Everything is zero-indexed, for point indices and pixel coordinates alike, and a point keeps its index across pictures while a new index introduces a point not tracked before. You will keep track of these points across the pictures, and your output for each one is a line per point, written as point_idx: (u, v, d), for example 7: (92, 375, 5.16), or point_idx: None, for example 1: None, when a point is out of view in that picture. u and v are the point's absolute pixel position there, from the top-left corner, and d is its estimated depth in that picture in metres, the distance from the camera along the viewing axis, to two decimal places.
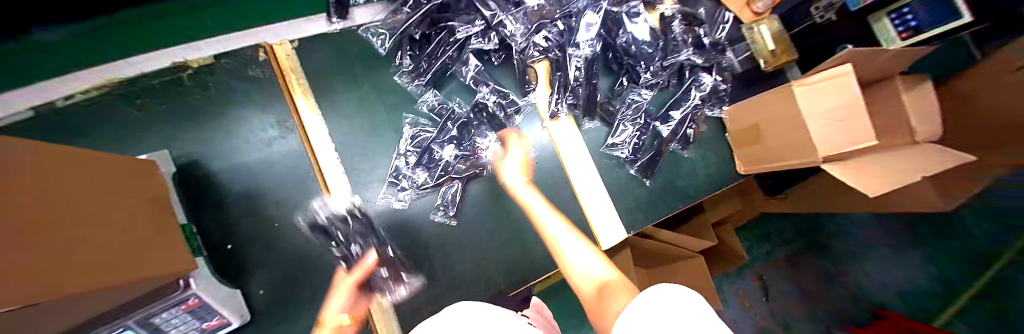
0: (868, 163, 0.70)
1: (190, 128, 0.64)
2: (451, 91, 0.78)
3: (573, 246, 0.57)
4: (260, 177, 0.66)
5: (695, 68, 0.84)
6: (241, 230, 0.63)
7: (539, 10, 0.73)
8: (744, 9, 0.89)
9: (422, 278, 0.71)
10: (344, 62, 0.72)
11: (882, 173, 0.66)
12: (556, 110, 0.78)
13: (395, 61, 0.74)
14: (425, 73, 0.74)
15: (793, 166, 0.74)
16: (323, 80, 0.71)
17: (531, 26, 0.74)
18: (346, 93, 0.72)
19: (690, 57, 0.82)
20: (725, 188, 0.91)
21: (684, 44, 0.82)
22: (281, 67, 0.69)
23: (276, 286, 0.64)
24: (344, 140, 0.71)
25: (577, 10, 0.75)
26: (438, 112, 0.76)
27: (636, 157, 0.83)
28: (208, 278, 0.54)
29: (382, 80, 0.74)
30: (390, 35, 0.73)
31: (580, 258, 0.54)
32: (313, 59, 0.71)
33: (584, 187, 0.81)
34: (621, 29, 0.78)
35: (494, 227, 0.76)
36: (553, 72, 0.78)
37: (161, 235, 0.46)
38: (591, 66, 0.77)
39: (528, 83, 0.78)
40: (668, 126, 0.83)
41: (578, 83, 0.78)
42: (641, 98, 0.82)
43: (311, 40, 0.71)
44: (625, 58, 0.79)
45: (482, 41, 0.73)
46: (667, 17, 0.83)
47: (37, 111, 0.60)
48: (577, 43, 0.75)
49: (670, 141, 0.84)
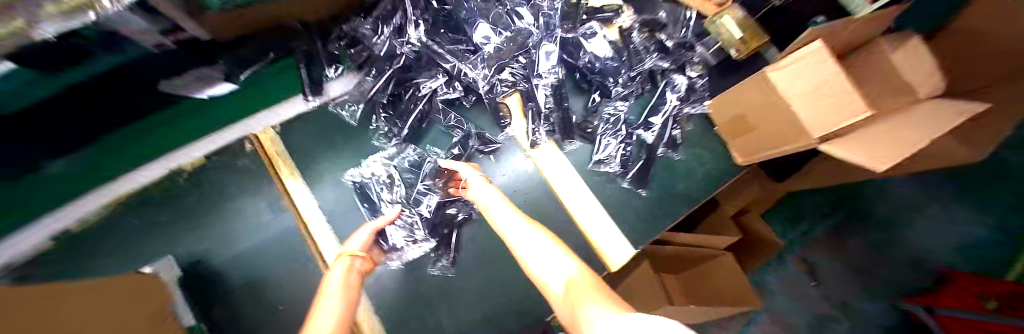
0: (869, 132, 0.66)
1: (192, 226, 0.68)
2: (429, 141, 0.80)
3: (534, 244, 0.49)
4: (258, 262, 0.67)
5: (666, 71, 0.84)
6: (247, 317, 0.64)
7: (496, 51, 0.74)
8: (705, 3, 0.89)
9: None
10: (325, 136, 0.76)
11: (886, 141, 0.61)
12: (535, 139, 0.79)
13: (371, 126, 0.77)
14: (401, 130, 0.76)
15: (791, 150, 0.70)
16: (308, 156, 0.75)
17: (492, 67, 0.74)
18: (332, 164, 0.75)
19: (657, 62, 0.82)
20: (729, 182, 0.87)
21: (647, 51, 0.83)
22: (267, 152, 0.73)
23: None
24: (333, 209, 0.72)
25: (532, 45, 0.76)
26: (419, 164, 0.77)
27: (626, 169, 0.81)
28: None
29: (362, 145, 0.77)
30: (361, 103, 0.76)
31: (550, 263, 0.43)
32: (297, 138, 0.75)
33: (579, 210, 0.79)
34: (581, 51, 0.79)
35: (494, 268, 0.74)
36: (524, 102, 0.78)
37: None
38: (560, 91, 0.78)
39: (502, 118, 0.80)
40: (651, 132, 0.81)
41: (550, 110, 0.78)
42: (617, 111, 0.82)
43: (293, 122, 0.76)
44: (593, 76, 0.80)
45: (449, 91, 0.76)
46: (626, 29, 0.83)
47: (57, 238, 0.66)
48: (541, 73, 0.76)
49: (658, 146, 0.82)
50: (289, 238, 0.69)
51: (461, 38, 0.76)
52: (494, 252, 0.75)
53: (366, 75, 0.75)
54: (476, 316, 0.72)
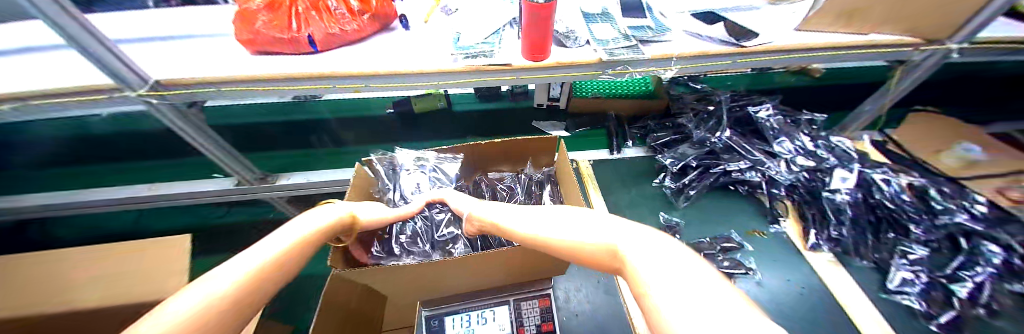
0: None
1: None
2: (702, 204, 1.00)
3: None
4: None
5: (973, 235, 0.79)
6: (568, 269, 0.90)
7: (803, 163, 0.95)
8: (998, 195, 0.91)
9: None
10: (623, 177, 1.11)
11: None
12: (816, 242, 0.86)
13: (658, 179, 1.07)
14: (686, 189, 1.01)
15: None
16: (608, 185, 1.08)
17: (795, 171, 0.94)
18: (621, 193, 1.06)
19: (964, 223, 0.80)
20: None
21: (957, 209, 0.83)
22: (583, 173, 1.11)
23: (581, 321, 0.79)
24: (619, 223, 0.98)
25: (825, 169, 0.92)
26: (689, 217, 0.97)
27: (931, 311, 0.74)
28: (562, 292, 0.85)
29: (646, 189, 1.06)
30: (676, 160, 1.04)
31: None
32: (602, 171, 1.12)
33: (875, 327, 0.72)
34: (876, 189, 0.88)
35: None
36: (801, 209, 0.92)
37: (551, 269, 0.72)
38: (857, 209, 0.86)
39: (777, 216, 0.94)
40: (962, 286, 0.74)
41: (842, 223, 0.86)
42: (917, 253, 0.80)
43: (602, 163, 1.15)
44: (886, 212, 0.86)
45: (744, 174, 0.98)
46: (917, 186, 0.88)
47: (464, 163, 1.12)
48: (834, 189, 0.88)
49: (975, 306, 0.74)
50: None
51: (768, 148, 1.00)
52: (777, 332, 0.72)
53: (684, 147, 1.05)
54: None
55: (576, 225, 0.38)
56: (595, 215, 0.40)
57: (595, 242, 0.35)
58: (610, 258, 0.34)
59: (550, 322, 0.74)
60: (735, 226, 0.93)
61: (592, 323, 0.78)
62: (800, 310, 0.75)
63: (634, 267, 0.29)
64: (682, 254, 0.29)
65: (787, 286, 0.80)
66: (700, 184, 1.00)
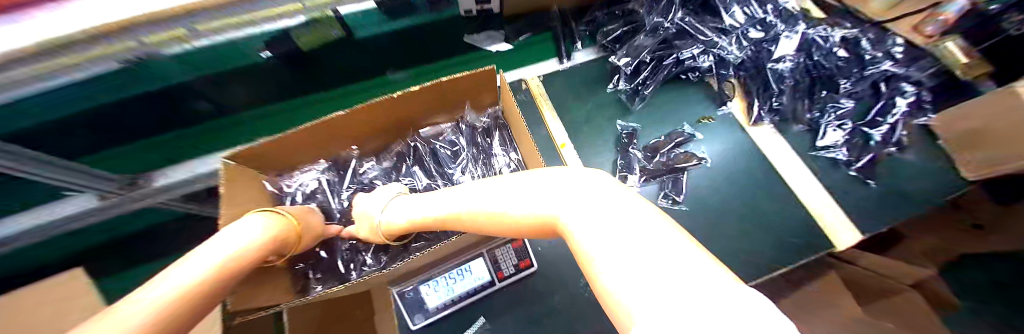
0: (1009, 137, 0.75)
1: None
2: (657, 101, 0.95)
3: None
4: None
5: (895, 78, 0.88)
6: None
7: (754, 36, 0.90)
8: (913, 32, 0.95)
9: None
10: (577, 87, 0.99)
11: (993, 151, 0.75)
12: (759, 116, 0.88)
13: (611, 84, 0.97)
14: (642, 88, 0.94)
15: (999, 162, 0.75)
16: (563, 101, 0.98)
17: (746, 45, 0.90)
18: (577, 108, 0.97)
19: (889, 69, 0.88)
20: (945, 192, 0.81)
21: (882, 57, 0.89)
22: (534, 92, 0.98)
23: (556, 247, 0.78)
24: (578, 142, 0.93)
25: (774, 38, 0.90)
26: (644, 117, 0.94)
27: (852, 159, 0.84)
28: None
29: (602, 98, 0.97)
30: (630, 57, 0.93)
31: None
32: (554, 86, 1.00)
33: (799, 185, 0.82)
34: (816, 48, 0.89)
35: (720, 215, 0.80)
36: (747, 86, 0.91)
37: None
38: (797, 74, 0.89)
39: (726, 96, 0.92)
40: (878, 131, 0.85)
41: (781, 92, 0.88)
42: (845, 106, 0.87)
43: (553, 75, 1.01)
44: (824, 72, 0.89)
45: (696, 60, 0.91)
46: (852, 38, 0.91)
47: None
48: (777, 59, 0.89)
49: (885, 146, 0.85)
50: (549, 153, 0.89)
51: (721, 23, 0.93)
52: (722, 208, 0.81)
53: (640, 38, 0.94)
54: None
55: (511, 190, 0.33)
56: (541, 171, 0.33)
57: (526, 212, 0.30)
58: (547, 223, 0.29)
59: (526, 260, 0.73)
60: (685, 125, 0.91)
61: (565, 246, 0.78)
62: (740, 183, 0.83)
63: (572, 232, 0.24)
64: (620, 190, 0.26)
65: (731, 168, 0.85)
66: (653, 80, 0.94)
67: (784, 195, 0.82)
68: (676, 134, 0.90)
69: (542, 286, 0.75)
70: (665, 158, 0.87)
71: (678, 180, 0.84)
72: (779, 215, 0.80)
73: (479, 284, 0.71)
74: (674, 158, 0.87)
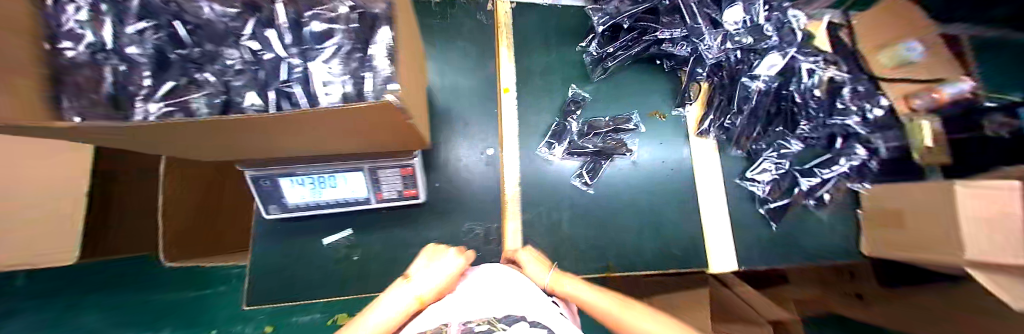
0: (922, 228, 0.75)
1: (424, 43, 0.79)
2: (619, 79, 0.86)
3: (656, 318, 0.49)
4: (456, 105, 0.78)
5: (852, 137, 0.85)
6: (439, 135, 0.76)
7: (738, 38, 0.77)
8: (901, 101, 0.91)
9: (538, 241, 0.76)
10: (546, 32, 0.86)
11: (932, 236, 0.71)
12: (706, 129, 0.84)
13: (583, 43, 0.85)
14: (609, 59, 0.83)
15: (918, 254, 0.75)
16: (524, 40, 0.85)
17: (724, 48, 0.78)
18: (538, 55, 0.85)
19: (852, 125, 0.83)
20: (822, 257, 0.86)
21: (851, 112, 0.83)
22: (498, 20, 0.84)
23: (448, 185, 0.73)
24: (524, 92, 0.83)
25: (760, 50, 0.78)
26: (599, 89, 0.86)
27: (770, 197, 0.84)
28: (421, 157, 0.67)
29: (568, 54, 0.86)
30: (604, 17, 0.80)
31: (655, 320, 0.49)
32: (522, 20, 0.86)
33: (708, 208, 0.84)
34: (796, 79, 0.80)
35: (621, 211, 0.81)
36: (713, 93, 0.86)
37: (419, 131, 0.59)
38: (763, 100, 0.80)
39: (688, 97, 0.86)
40: (809, 181, 0.85)
41: (738, 112, 0.82)
42: (791, 147, 0.85)
43: (526, 6, 0.86)
44: (790, 105, 0.83)
45: (673, 46, 0.81)
46: (836, 82, 0.85)
47: None
48: (754, 75, 0.78)
49: (806, 197, 0.86)
50: (485, 91, 0.79)
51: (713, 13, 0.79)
52: (625, 205, 0.81)
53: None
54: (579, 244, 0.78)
55: None
56: None
57: None
58: None
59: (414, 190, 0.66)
60: (627, 116, 0.85)
61: (465, 190, 0.74)
62: (658, 188, 0.83)
63: None
64: None
65: (654, 172, 0.84)
66: (622, 54, 0.82)
67: (690, 213, 0.83)
68: (621, 118, 0.84)
69: (420, 220, 0.71)
70: (603, 141, 0.81)
71: (599, 166, 0.81)
72: (678, 229, 0.81)
73: (353, 198, 0.64)
74: (606, 142, 0.81)
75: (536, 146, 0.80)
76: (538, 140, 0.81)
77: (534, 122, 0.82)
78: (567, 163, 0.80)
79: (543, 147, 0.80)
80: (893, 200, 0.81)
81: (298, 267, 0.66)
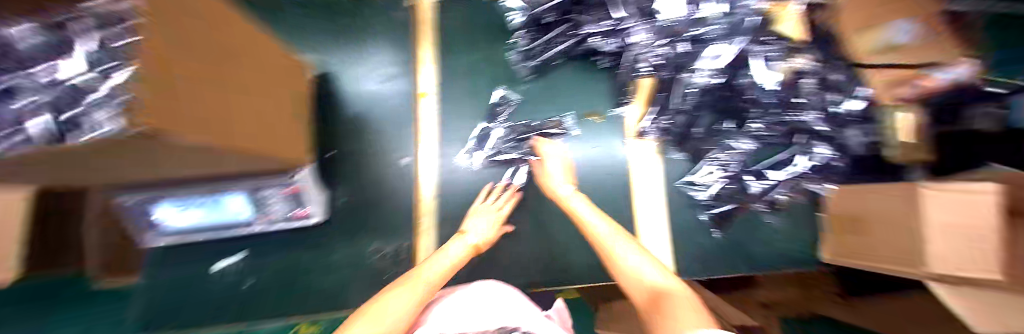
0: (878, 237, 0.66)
1: (335, 47, 0.74)
2: (552, 78, 0.80)
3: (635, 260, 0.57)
4: (371, 112, 0.74)
5: (814, 135, 0.74)
6: (346, 144, 0.73)
7: (671, 26, 0.66)
8: (883, 90, 0.78)
9: None
10: (470, 27, 0.79)
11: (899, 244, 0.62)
12: (645, 130, 0.78)
13: (512, 39, 0.78)
14: (536, 57, 0.76)
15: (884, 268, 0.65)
16: (445, 38, 0.78)
17: (656, 41, 0.68)
18: (462, 54, 0.78)
19: (815, 121, 0.72)
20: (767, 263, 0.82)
21: (813, 105, 0.72)
22: (417, 17, 0.78)
23: (356, 199, 0.72)
24: (446, 96, 0.77)
25: (704, 38, 0.67)
26: (530, 89, 0.79)
27: (713, 203, 0.79)
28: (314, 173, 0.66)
29: (495, 52, 0.79)
30: (519, 11, 0.73)
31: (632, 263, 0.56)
32: (444, 15, 0.79)
33: (646, 215, 0.79)
34: (747, 70, 0.69)
35: (550, 220, 0.78)
36: (655, 91, 0.76)
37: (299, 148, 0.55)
38: (704, 99, 0.71)
39: (626, 95, 0.79)
40: (760, 183, 0.77)
41: (679, 111, 0.73)
42: (740, 147, 0.75)
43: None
44: (741, 102, 0.72)
45: (603, 41, 0.71)
46: (801, 71, 0.72)
47: None
48: (695, 71, 0.69)
49: (756, 201, 0.79)
50: (402, 97, 0.75)
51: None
52: (555, 212, 0.78)
53: None
54: (506, 253, 0.76)
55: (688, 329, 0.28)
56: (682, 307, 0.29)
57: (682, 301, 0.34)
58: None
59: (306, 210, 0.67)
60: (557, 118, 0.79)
61: (371, 203, 0.73)
62: (592, 195, 0.79)
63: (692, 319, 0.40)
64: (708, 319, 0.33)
65: (587, 177, 0.79)
66: (548, 52, 0.75)
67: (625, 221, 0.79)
68: (553, 120, 0.78)
69: (338, 234, 0.72)
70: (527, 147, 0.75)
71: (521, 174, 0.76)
72: None
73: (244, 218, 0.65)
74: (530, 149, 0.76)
75: (458, 153, 0.76)
76: (459, 147, 0.76)
77: (457, 127, 0.77)
78: (489, 170, 0.76)
79: (466, 154, 0.76)
80: (850, 205, 0.73)
81: (215, 282, 0.71)
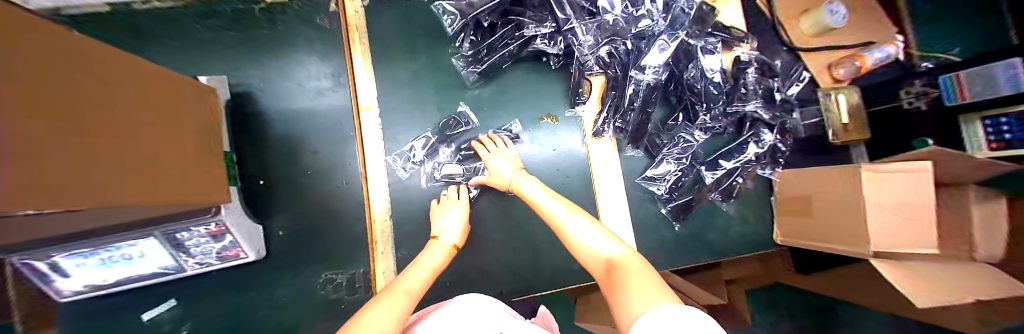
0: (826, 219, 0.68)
1: (259, 64, 0.68)
2: (502, 83, 0.77)
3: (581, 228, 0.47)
4: (306, 130, 0.68)
5: (759, 122, 0.75)
6: (278, 170, 0.67)
7: (613, 25, 0.66)
8: (823, 72, 0.83)
9: None
10: (409, 32, 0.74)
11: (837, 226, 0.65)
12: (600, 129, 0.76)
13: (456, 44, 0.74)
14: (482, 62, 0.73)
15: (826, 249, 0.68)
16: (383, 45, 0.73)
17: (600, 39, 0.67)
18: (403, 61, 0.74)
19: (758, 110, 0.74)
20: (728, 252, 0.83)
21: (754, 93, 0.73)
22: (346, 22, 0.70)
23: (301, 226, 0.67)
24: (389, 108, 0.72)
25: (649, 35, 0.68)
26: (480, 95, 0.76)
27: (672, 196, 0.79)
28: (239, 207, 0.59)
29: (439, 57, 0.75)
30: (458, 15, 0.67)
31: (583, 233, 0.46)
32: (379, 20, 0.73)
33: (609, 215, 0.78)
34: (691, 62, 0.70)
35: (511, 230, 0.76)
36: (608, 90, 0.74)
37: (211, 184, 0.49)
38: (652, 94, 0.72)
39: (579, 95, 0.77)
40: (714, 173, 0.77)
41: (631, 109, 0.73)
42: (693, 139, 0.76)
43: (382, 4, 0.74)
44: (688, 95, 0.73)
45: (548, 43, 0.71)
46: (742, 61, 0.75)
47: (113, 6, 0.64)
48: (643, 67, 0.68)
49: (712, 190, 0.79)
50: (341, 112, 0.70)
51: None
52: (515, 220, 0.76)
53: None
54: (468, 268, 0.73)
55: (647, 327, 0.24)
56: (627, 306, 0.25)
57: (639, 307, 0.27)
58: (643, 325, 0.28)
59: (236, 249, 0.60)
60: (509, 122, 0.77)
61: (315, 231, 0.68)
62: None
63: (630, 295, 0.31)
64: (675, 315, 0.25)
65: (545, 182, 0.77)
66: (492, 56, 0.72)
67: None
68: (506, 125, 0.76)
69: (280, 268, 0.66)
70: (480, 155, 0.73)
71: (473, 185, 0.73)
72: None
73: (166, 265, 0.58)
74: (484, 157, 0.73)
75: (406, 167, 0.72)
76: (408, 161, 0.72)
77: (403, 139, 0.72)
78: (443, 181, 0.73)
79: (417, 167, 0.72)
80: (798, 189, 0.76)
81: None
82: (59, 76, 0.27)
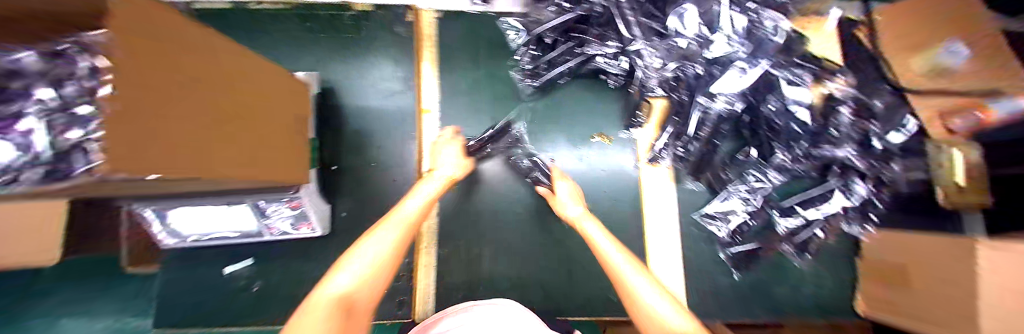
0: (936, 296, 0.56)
1: (340, 61, 0.75)
2: (557, 98, 0.77)
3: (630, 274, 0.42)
4: (371, 125, 0.73)
5: (851, 170, 0.65)
6: (346, 158, 0.72)
7: (686, 50, 0.62)
8: (934, 121, 0.67)
9: (454, 274, 0.71)
10: (473, 42, 0.77)
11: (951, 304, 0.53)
12: (657, 156, 0.73)
13: (516, 56, 0.75)
14: (541, 77, 0.73)
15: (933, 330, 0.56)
16: (448, 53, 0.77)
17: (669, 63, 0.63)
18: (465, 69, 0.77)
19: (851, 156, 0.63)
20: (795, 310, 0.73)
21: (847, 137, 0.63)
22: (421, 32, 0.77)
23: (354, 214, 0.71)
24: (447, 113, 0.75)
25: (724, 60, 0.62)
26: (534, 108, 0.76)
27: (733, 239, 0.71)
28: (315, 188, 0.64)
29: (499, 68, 0.77)
30: (524, 32, 0.72)
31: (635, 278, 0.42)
32: (449, 30, 0.77)
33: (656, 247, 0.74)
34: (772, 95, 0.63)
35: (550, 247, 0.73)
36: (669, 115, 0.70)
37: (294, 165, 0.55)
38: (721, 125, 0.65)
39: (637, 117, 0.74)
40: (788, 221, 0.68)
41: (695, 138, 0.66)
42: (766, 180, 0.68)
43: (453, 15, 0.78)
44: (764, 130, 0.66)
45: (611, 63, 0.69)
46: (835, 99, 0.65)
47: (234, 5, 0.75)
48: (714, 95, 0.62)
49: (784, 241, 0.69)
50: (403, 112, 0.74)
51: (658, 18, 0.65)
52: (555, 238, 0.74)
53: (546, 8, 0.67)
54: (503, 279, 0.72)
55: None
56: None
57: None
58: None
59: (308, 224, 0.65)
60: (561, 138, 0.76)
61: (368, 220, 0.72)
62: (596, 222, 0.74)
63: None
64: None
65: (592, 203, 0.74)
66: (553, 72, 0.71)
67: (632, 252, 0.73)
68: (558, 140, 0.76)
69: (332, 249, 0.71)
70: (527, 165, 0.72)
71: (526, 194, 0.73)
72: None
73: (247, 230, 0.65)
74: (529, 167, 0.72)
75: None
76: None
77: None
78: (489, 188, 0.74)
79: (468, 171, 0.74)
80: (893, 253, 0.64)
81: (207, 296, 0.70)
82: (196, 62, 0.30)
